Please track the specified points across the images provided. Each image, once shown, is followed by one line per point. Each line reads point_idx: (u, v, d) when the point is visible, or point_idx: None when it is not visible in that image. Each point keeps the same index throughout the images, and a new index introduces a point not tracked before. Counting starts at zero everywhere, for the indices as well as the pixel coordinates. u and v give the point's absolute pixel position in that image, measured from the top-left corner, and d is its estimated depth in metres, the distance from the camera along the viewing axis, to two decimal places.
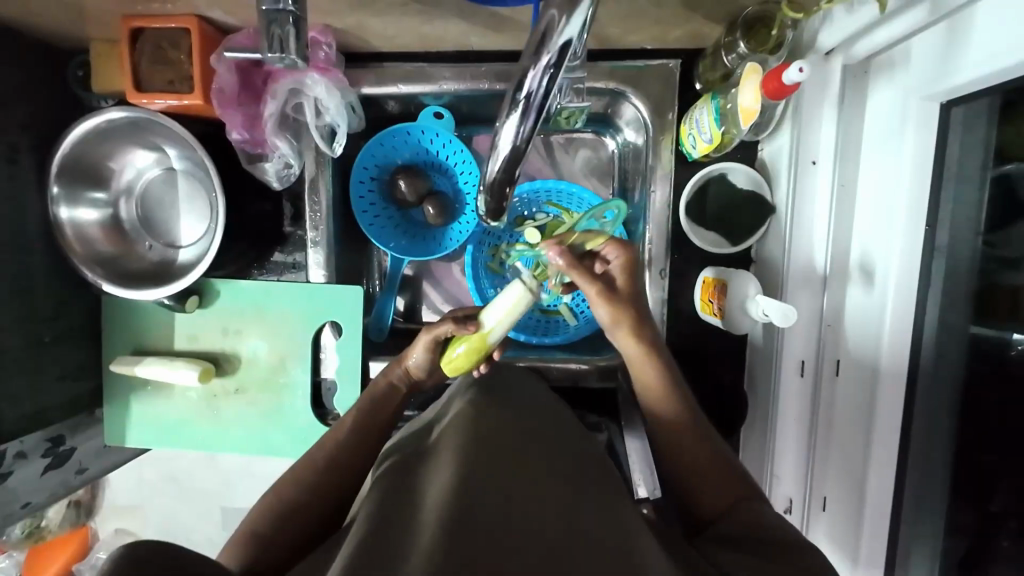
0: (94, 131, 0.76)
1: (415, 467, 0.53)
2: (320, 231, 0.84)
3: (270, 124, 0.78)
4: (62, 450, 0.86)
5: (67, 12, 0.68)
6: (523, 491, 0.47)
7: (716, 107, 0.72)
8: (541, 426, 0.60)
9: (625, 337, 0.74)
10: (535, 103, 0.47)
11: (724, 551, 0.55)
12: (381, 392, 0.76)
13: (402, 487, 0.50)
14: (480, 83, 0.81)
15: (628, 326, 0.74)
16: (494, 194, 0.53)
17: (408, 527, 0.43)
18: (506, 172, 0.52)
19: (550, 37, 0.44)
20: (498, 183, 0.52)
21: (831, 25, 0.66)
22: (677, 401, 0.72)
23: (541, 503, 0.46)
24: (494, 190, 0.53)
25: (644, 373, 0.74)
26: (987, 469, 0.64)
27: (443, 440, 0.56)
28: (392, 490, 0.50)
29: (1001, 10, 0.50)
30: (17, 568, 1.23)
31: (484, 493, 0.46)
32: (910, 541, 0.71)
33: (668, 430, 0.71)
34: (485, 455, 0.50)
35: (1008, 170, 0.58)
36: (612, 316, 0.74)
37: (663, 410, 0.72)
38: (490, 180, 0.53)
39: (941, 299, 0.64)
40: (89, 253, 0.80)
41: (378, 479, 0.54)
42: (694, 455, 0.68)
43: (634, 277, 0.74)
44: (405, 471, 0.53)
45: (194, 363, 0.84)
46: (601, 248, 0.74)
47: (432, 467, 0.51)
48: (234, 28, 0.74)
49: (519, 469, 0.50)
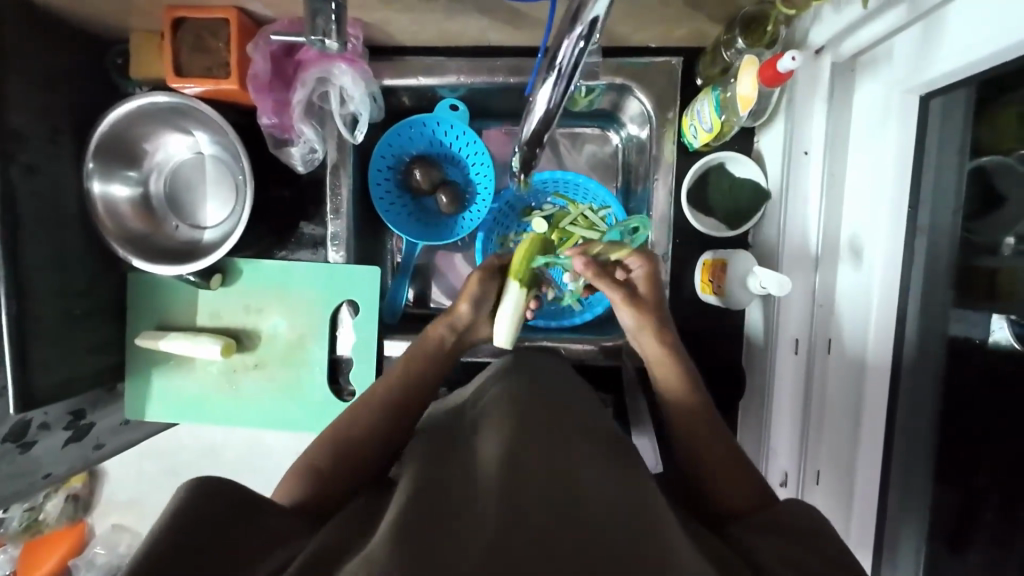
0: (132, 113, 0.81)
1: (454, 442, 0.60)
2: (339, 220, 0.89)
3: (298, 110, 0.83)
4: (82, 424, 0.90)
5: (116, 2, 0.73)
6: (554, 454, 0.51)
7: (716, 98, 0.78)
8: (572, 402, 0.65)
9: (651, 335, 0.78)
10: (566, 74, 0.53)
11: (741, 537, 0.57)
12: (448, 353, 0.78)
13: (446, 457, 0.57)
14: (495, 77, 0.86)
15: (654, 326, 0.78)
16: (530, 147, 0.64)
17: (444, 498, 0.49)
18: (541, 128, 0.61)
19: (583, 10, 0.47)
20: (533, 139, 0.63)
21: (820, 22, 0.72)
22: (693, 387, 0.75)
23: (570, 463, 0.51)
24: (529, 144, 0.64)
25: (671, 362, 0.77)
26: (971, 440, 0.68)
27: (481, 416, 0.62)
28: (435, 461, 0.57)
29: (970, 10, 0.56)
30: (11, 564, 1.22)
31: (523, 462, 0.49)
32: (899, 509, 0.75)
33: (681, 410, 0.73)
34: (515, 425, 0.56)
35: (983, 163, 0.63)
36: (645, 318, 0.78)
37: (684, 395, 0.74)
38: (527, 137, 0.63)
39: (923, 277, 0.70)
40: (119, 229, 0.84)
41: (419, 452, 0.61)
42: (700, 429, 0.71)
43: (655, 286, 0.81)
44: (444, 447, 0.60)
45: (216, 337, 0.88)
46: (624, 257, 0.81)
47: (475, 439, 0.57)
48: (270, 20, 0.79)
49: (554, 437, 0.54)
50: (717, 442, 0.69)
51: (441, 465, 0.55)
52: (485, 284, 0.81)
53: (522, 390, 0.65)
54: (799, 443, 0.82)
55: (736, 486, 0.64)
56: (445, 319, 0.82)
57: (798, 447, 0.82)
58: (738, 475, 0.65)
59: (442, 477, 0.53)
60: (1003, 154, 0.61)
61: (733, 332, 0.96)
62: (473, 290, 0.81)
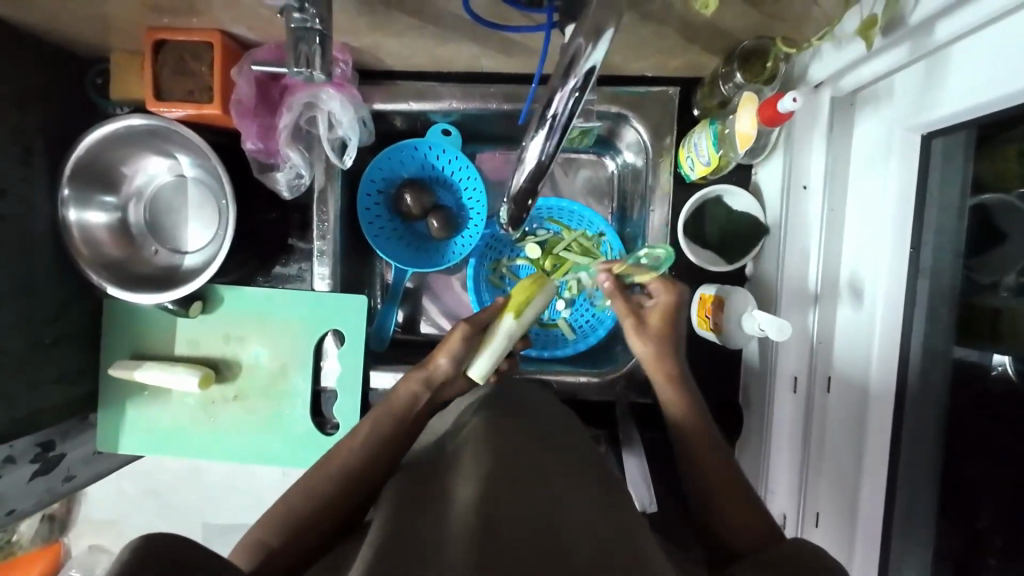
0: (110, 136, 0.78)
1: (430, 482, 0.55)
2: (327, 241, 0.85)
3: (284, 135, 0.81)
4: (52, 456, 0.84)
5: (95, 24, 0.71)
6: (541, 495, 0.49)
7: (714, 132, 0.77)
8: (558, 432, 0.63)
9: (652, 365, 0.76)
10: (560, 124, 0.52)
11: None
12: (403, 404, 0.75)
13: (416, 497, 0.53)
14: (489, 103, 0.84)
15: (656, 356, 0.76)
16: (517, 203, 0.62)
17: (417, 531, 0.46)
18: (531, 183, 0.58)
19: (577, 61, 0.47)
20: (523, 194, 0.60)
21: (819, 60, 0.71)
22: (694, 409, 0.73)
23: (555, 508, 0.48)
24: (517, 200, 0.61)
25: (665, 389, 0.74)
26: (973, 484, 0.66)
27: (459, 448, 0.59)
28: (409, 504, 0.52)
29: (978, 48, 0.54)
30: None
31: (505, 513, 0.45)
32: (901, 556, 0.71)
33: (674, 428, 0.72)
34: (494, 465, 0.52)
35: (985, 200, 0.62)
36: (651, 346, 0.76)
37: (676, 409, 0.73)
38: (516, 190, 0.60)
39: (926, 321, 0.67)
40: (96, 256, 0.81)
41: (396, 492, 0.57)
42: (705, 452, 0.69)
43: (671, 317, 0.78)
44: (423, 484, 0.56)
45: (194, 368, 0.85)
46: (648, 283, 0.80)
47: (454, 474, 0.54)
48: (256, 44, 0.77)
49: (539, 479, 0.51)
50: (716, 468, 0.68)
51: (413, 506, 0.51)
52: (467, 340, 0.78)
53: (503, 422, 0.62)
54: (797, 480, 0.80)
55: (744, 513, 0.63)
56: (421, 372, 0.77)
57: (795, 485, 0.80)
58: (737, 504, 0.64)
59: (416, 523, 0.48)
60: (1005, 192, 0.60)
61: (730, 363, 0.94)
62: (455, 346, 0.77)
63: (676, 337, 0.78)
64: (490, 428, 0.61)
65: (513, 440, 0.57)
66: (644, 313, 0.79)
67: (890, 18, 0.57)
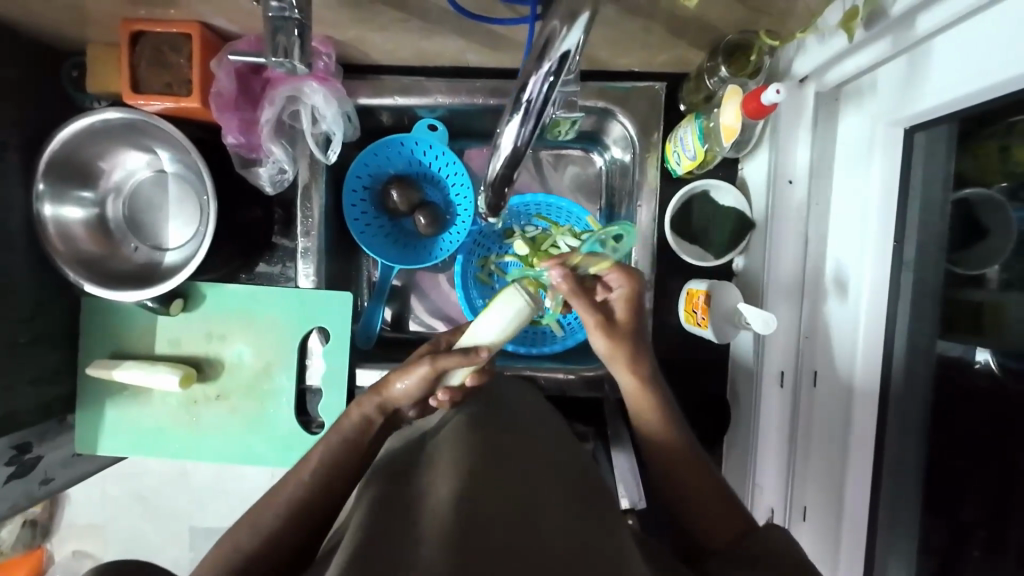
0: (87, 130, 0.76)
1: (402, 478, 0.54)
2: (311, 237, 0.84)
3: (266, 129, 0.80)
4: (28, 458, 0.82)
5: (71, 14, 0.70)
6: (520, 500, 0.48)
7: (699, 126, 0.77)
8: (540, 429, 0.64)
9: (621, 368, 0.72)
10: (534, 109, 0.51)
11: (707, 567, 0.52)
12: (360, 422, 0.69)
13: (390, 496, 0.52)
14: (474, 98, 0.83)
15: (622, 356, 0.71)
16: (495, 189, 0.61)
17: (390, 533, 0.45)
18: (507, 168, 0.58)
19: (551, 44, 0.47)
20: (501, 180, 0.59)
21: (804, 53, 0.70)
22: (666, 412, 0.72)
23: (525, 511, 0.47)
24: (494, 187, 0.60)
25: (641, 401, 0.73)
26: (956, 476, 0.66)
27: (437, 443, 0.58)
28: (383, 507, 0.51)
29: (956, 40, 0.54)
30: None
31: (481, 515, 0.44)
32: (888, 549, 0.72)
33: (661, 452, 0.71)
34: (470, 466, 0.50)
35: (966, 195, 0.62)
36: (616, 350, 0.71)
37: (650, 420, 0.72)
38: (493, 176, 0.59)
39: (910, 314, 0.67)
40: (72, 252, 0.79)
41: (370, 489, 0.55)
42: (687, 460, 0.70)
43: (637, 309, 0.69)
44: (392, 484, 0.54)
45: (175, 367, 0.83)
46: (607, 274, 0.68)
47: (431, 470, 0.52)
48: (236, 36, 0.76)
49: (522, 482, 0.50)
50: (699, 489, 0.67)
51: (378, 508, 0.49)
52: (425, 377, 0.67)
53: (485, 415, 0.63)
54: (785, 475, 0.79)
55: (721, 507, 0.65)
56: (376, 397, 0.70)
57: (784, 481, 0.79)
58: (721, 505, 0.65)
59: (391, 520, 0.47)
60: (986, 186, 0.60)
61: (718, 358, 0.94)
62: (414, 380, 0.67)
63: (642, 324, 0.71)
64: (467, 424, 0.60)
65: (491, 433, 0.58)
66: (608, 309, 0.69)
67: (872, 11, 0.58)
